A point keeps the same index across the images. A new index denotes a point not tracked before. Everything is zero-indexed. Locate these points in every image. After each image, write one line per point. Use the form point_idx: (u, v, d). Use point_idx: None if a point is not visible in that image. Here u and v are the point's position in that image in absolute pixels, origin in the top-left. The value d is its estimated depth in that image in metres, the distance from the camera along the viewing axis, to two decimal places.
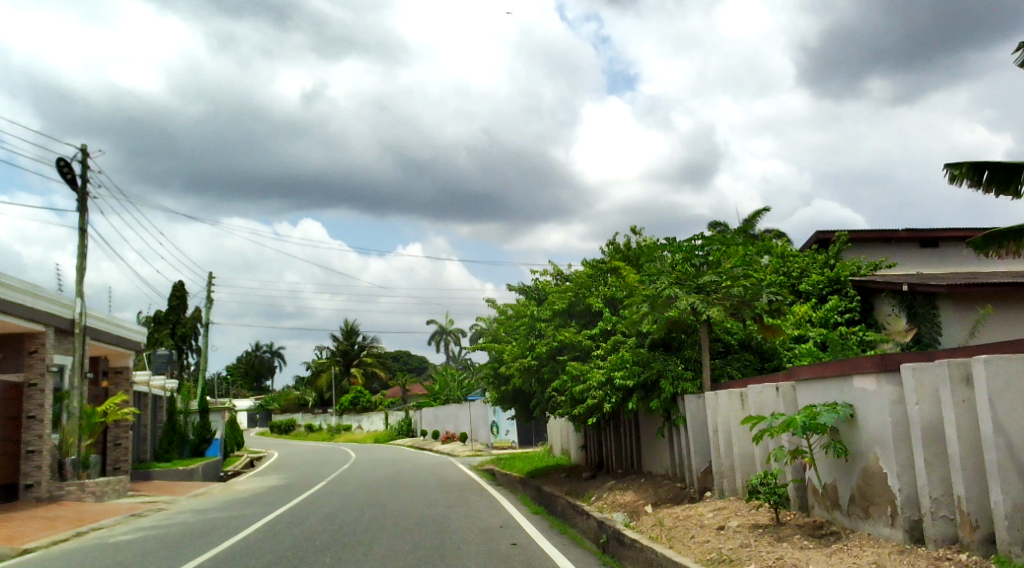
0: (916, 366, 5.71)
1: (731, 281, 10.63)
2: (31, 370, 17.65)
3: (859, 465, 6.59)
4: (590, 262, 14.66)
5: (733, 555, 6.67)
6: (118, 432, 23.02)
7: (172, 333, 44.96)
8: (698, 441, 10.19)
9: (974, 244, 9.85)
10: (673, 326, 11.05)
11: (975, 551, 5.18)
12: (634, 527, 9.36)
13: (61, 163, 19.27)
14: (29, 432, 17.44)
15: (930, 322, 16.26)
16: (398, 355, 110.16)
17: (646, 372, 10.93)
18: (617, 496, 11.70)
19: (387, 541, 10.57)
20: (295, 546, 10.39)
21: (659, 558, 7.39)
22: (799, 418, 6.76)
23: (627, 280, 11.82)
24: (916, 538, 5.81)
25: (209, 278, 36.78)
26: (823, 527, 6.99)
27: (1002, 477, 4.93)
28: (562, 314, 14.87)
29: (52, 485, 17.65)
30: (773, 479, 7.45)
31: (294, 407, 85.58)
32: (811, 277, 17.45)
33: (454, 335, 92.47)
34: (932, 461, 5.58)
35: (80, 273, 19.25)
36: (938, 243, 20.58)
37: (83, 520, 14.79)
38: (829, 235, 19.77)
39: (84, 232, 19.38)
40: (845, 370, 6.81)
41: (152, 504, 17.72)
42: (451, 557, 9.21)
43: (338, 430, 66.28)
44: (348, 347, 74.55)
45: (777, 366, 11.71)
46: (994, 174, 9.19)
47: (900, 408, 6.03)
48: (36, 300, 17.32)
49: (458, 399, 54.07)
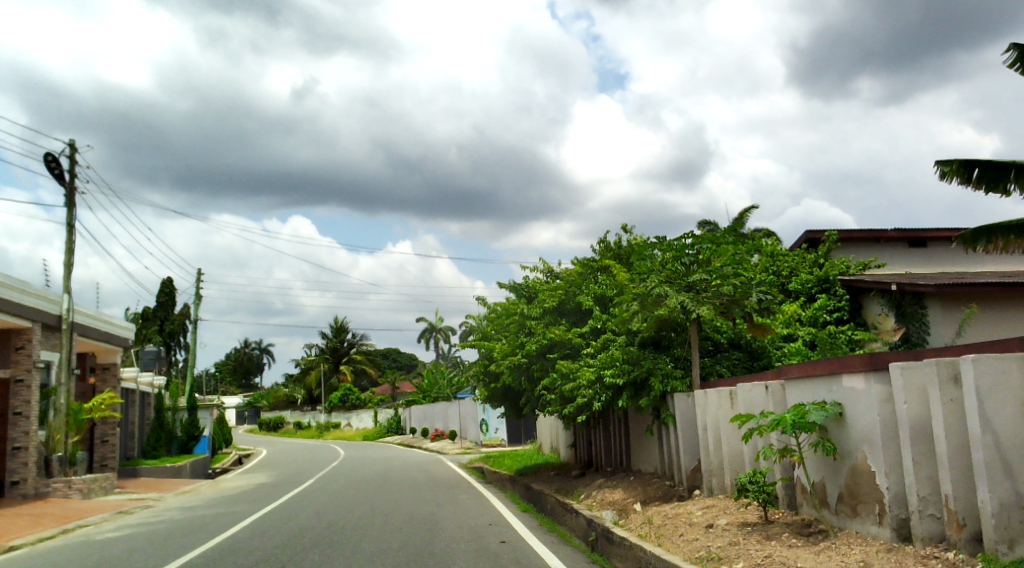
0: (905, 365, 5.72)
1: (722, 280, 10.73)
2: (17, 366, 17.51)
3: (848, 463, 6.62)
4: (580, 260, 14.66)
5: (722, 553, 6.68)
6: (105, 429, 22.91)
7: (160, 330, 44.66)
8: (687, 439, 10.21)
9: (963, 242, 9.87)
10: (663, 325, 11.08)
11: (962, 549, 5.21)
12: (623, 525, 9.38)
13: (49, 158, 19.12)
14: (15, 429, 17.24)
15: (918, 321, 16.34)
16: (387, 352, 109.99)
17: (636, 370, 10.97)
18: (606, 494, 11.71)
19: (377, 538, 10.55)
20: (282, 544, 10.34)
21: (648, 556, 7.40)
22: (787, 416, 6.79)
23: (618, 278, 11.82)
24: (903, 536, 5.85)
25: (198, 274, 36.62)
26: (811, 525, 7.01)
27: (990, 475, 4.96)
28: (552, 313, 14.87)
29: (39, 482, 17.51)
30: (762, 477, 7.46)
31: (283, 405, 85.30)
32: (800, 276, 17.55)
33: (444, 333, 92.38)
34: (920, 460, 5.61)
35: (67, 269, 19.12)
36: (926, 243, 20.68)
37: (69, 517, 14.69)
38: (819, 235, 19.83)
39: (73, 227, 19.25)
40: (834, 369, 6.84)
41: (139, 502, 17.62)
42: (440, 554, 9.23)
43: (326, 427, 66.16)
44: (337, 344, 74.43)
45: (767, 365, 11.74)
46: (984, 171, 9.22)
47: (888, 407, 6.06)
48: (23, 295, 17.19)
49: (447, 397, 54.02)
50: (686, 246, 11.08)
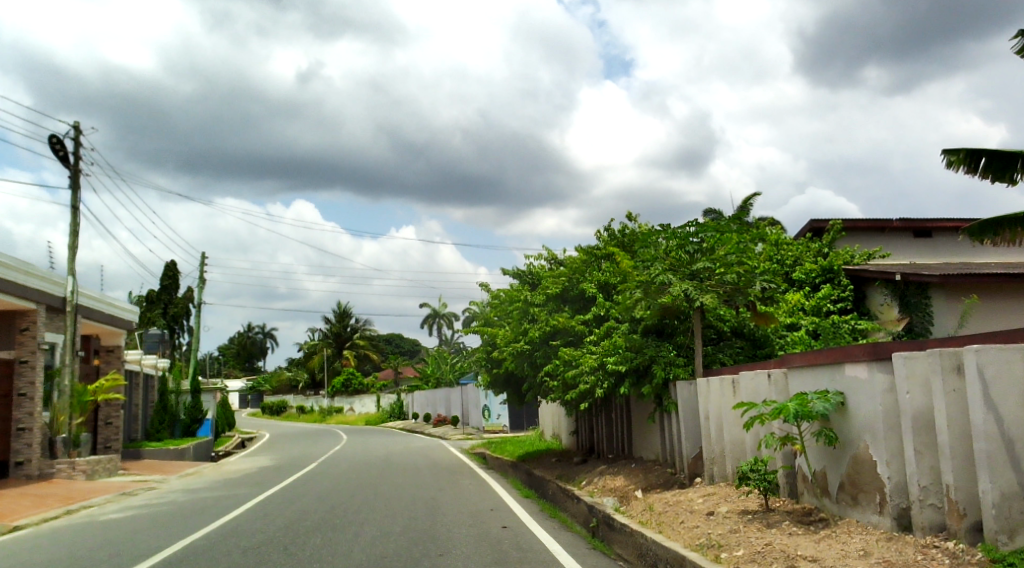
0: (907, 354, 5.73)
1: (726, 268, 10.65)
2: (22, 347, 17.57)
3: (849, 452, 6.64)
4: (584, 247, 14.58)
5: (722, 541, 6.71)
6: (109, 411, 23.01)
7: (164, 313, 44.70)
8: (689, 426, 10.22)
9: (968, 230, 9.83)
10: (667, 313, 11.04)
11: (962, 539, 5.22)
12: (624, 512, 9.42)
13: (53, 140, 19.13)
14: (19, 410, 17.33)
15: (922, 311, 16.36)
16: (391, 338, 110.19)
17: (639, 358, 10.99)
18: (608, 481, 11.75)
19: (378, 522, 10.62)
20: (285, 526, 10.43)
21: (648, 543, 7.43)
22: (790, 405, 6.79)
23: (622, 265, 11.79)
24: (903, 525, 5.87)
25: (201, 258, 36.67)
26: (812, 513, 7.04)
27: (992, 465, 4.97)
28: (556, 299, 14.87)
29: (43, 462, 17.58)
30: (763, 465, 7.48)
31: (286, 388, 85.64)
32: (804, 265, 17.44)
33: (447, 319, 92.37)
34: (921, 449, 5.61)
35: (72, 252, 19.13)
36: (931, 233, 20.60)
37: (72, 498, 14.78)
38: (824, 224, 19.80)
39: (77, 209, 19.27)
40: (837, 358, 6.84)
41: (143, 483, 17.72)
42: (441, 538, 9.31)
43: (330, 411, 66.30)
44: (340, 329, 74.66)
45: (770, 354, 11.74)
46: (991, 161, 9.17)
47: (890, 397, 6.05)
48: (27, 277, 17.20)
49: (450, 382, 54.18)
50: (690, 234, 11.05)
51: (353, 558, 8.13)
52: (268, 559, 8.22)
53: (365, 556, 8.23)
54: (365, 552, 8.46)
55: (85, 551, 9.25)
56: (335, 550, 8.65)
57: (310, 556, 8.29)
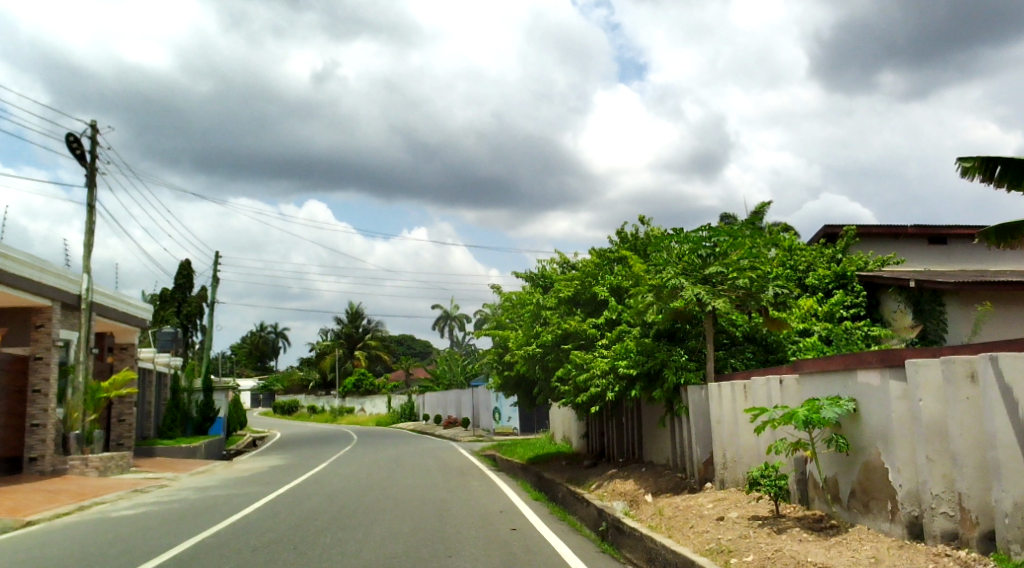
0: (920, 362, 5.72)
1: (738, 272, 10.57)
2: (37, 344, 17.77)
3: (861, 459, 6.62)
4: (596, 250, 14.57)
5: (732, 546, 6.69)
6: (122, 408, 23.31)
7: (178, 312, 45.17)
8: (699, 432, 10.16)
9: (985, 240, 9.71)
10: (679, 317, 11.02)
11: (975, 548, 5.19)
12: (634, 515, 9.39)
13: (71, 138, 19.30)
14: (33, 406, 17.57)
15: (936, 318, 16.32)
16: (402, 339, 110.60)
17: (650, 361, 10.97)
18: (618, 485, 11.71)
19: (389, 522, 10.69)
20: (295, 525, 10.50)
21: (658, 548, 7.40)
22: (801, 411, 6.75)
23: (634, 269, 11.78)
24: (915, 534, 5.82)
25: (215, 257, 36.95)
26: (823, 520, 7.01)
27: (1003, 474, 4.95)
28: (567, 303, 14.83)
29: (57, 459, 17.80)
30: (774, 471, 7.46)
31: (298, 389, 86.20)
32: (817, 271, 17.13)
33: (459, 321, 92.52)
34: (934, 457, 5.56)
35: (87, 249, 19.30)
36: (946, 240, 20.52)
37: (85, 495, 14.89)
38: (837, 230, 19.77)
39: (92, 207, 19.43)
40: (850, 365, 6.81)
41: (155, 481, 17.84)
42: (451, 539, 9.34)
43: (340, 412, 66.39)
44: (352, 330, 75.13)
45: (782, 359, 11.69)
46: (1007, 169, 9.09)
47: (904, 405, 6.02)
48: (43, 275, 17.38)
49: (461, 384, 54.24)
50: (703, 239, 11.02)
51: (362, 557, 8.21)
52: (278, 557, 8.24)
53: (374, 555, 8.32)
54: (375, 551, 8.54)
55: (101, 546, 9.38)
56: (346, 549, 8.74)
57: (319, 555, 8.36)
